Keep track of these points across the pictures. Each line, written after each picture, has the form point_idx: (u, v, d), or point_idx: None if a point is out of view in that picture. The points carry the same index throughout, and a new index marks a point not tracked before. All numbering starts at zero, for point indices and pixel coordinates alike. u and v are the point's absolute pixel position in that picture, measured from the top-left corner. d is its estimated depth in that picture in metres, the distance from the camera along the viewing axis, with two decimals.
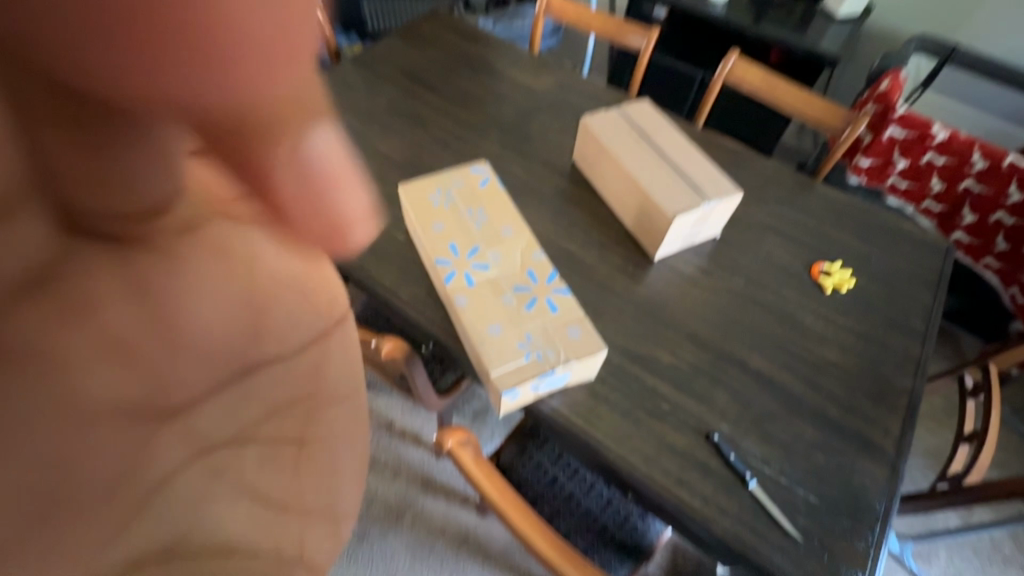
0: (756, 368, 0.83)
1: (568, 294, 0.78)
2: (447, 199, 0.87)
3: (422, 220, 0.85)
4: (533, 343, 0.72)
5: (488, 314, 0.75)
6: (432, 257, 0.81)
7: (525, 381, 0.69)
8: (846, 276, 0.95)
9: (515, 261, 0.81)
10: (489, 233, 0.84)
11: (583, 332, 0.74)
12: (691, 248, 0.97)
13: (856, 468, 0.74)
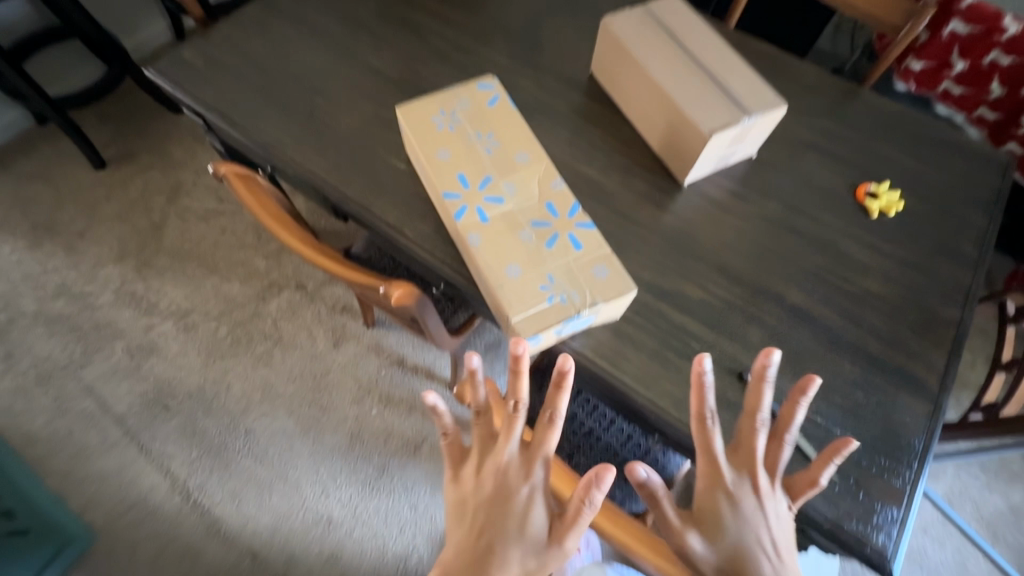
0: (793, 302, 0.77)
1: (592, 229, 0.70)
2: (453, 122, 0.77)
3: (426, 148, 0.75)
4: (557, 286, 0.66)
5: (505, 253, 0.68)
6: (439, 191, 0.72)
7: (548, 326, 0.63)
8: (895, 198, 0.86)
9: (533, 193, 0.73)
10: (502, 162, 0.75)
11: (610, 271, 0.67)
12: (725, 172, 0.88)
13: (896, 405, 0.71)
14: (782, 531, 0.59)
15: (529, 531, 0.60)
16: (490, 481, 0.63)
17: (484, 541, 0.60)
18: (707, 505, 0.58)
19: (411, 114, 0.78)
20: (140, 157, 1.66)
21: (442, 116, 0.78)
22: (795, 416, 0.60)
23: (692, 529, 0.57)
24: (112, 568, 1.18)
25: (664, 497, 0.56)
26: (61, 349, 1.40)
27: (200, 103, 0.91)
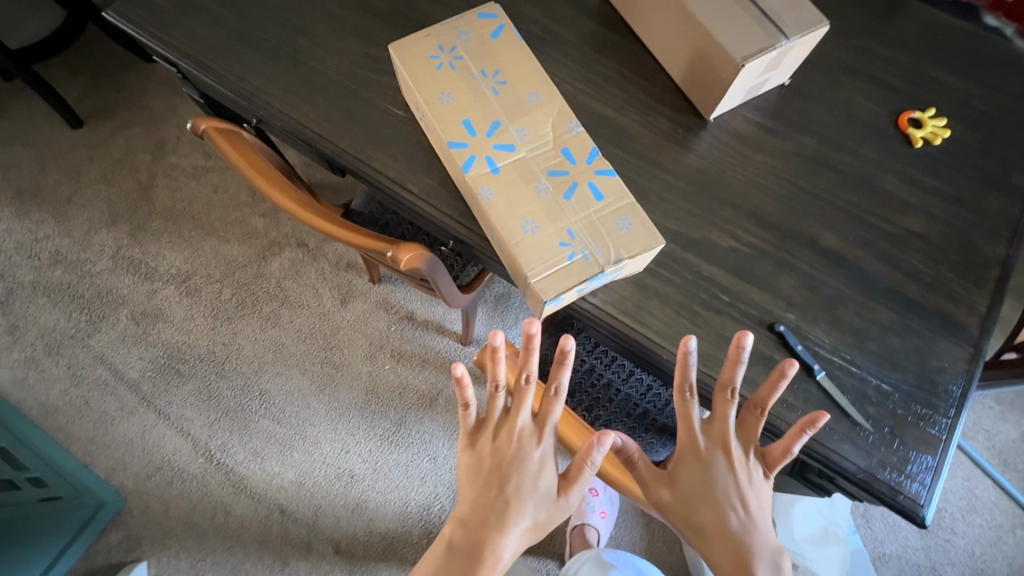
0: (828, 246, 0.72)
1: (614, 176, 0.64)
2: (454, 60, 0.69)
3: (426, 91, 0.67)
4: (578, 242, 0.61)
5: (521, 207, 0.62)
6: (443, 140, 0.65)
7: (571, 286, 0.59)
8: (941, 126, 0.79)
9: (547, 138, 0.66)
10: (511, 104, 0.67)
11: (635, 223, 0.62)
12: (754, 104, 0.80)
13: (934, 351, 0.68)
14: (759, 498, 0.62)
15: (542, 491, 0.62)
16: (506, 445, 0.64)
17: (500, 500, 0.62)
18: (681, 470, 0.63)
19: (407, 53, 0.69)
20: (118, 113, 1.56)
21: (441, 53, 0.69)
22: (778, 391, 0.60)
23: (665, 485, 0.63)
24: (148, 527, 1.21)
25: (639, 457, 0.64)
26: (65, 318, 1.38)
27: (171, 49, 0.82)
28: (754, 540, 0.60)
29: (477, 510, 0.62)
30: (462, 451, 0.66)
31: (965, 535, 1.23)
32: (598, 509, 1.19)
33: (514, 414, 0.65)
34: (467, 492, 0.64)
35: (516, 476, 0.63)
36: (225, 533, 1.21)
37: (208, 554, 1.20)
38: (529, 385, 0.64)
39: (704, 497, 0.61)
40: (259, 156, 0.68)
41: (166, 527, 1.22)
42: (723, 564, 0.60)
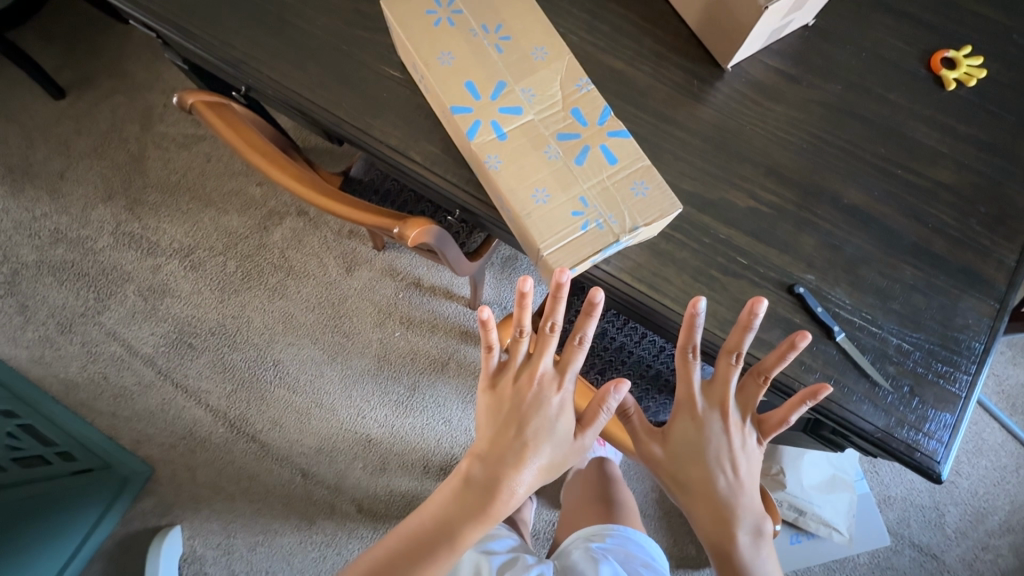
0: (851, 203, 0.69)
1: (628, 137, 0.61)
2: (453, 15, 0.64)
3: (424, 50, 0.63)
4: (592, 210, 0.58)
5: (531, 175, 0.59)
6: (445, 104, 0.61)
7: (586, 257, 0.57)
8: (976, 66, 0.73)
9: (555, 98, 0.62)
10: (516, 62, 0.63)
11: (651, 187, 0.60)
12: (775, 50, 0.74)
13: (959, 308, 0.66)
14: (749, 464, 0.64)
15: (560, 435, 0.64)
16: (526, 390, 0.64)
17: (518, 441, 0.63)
18: (676, 428, 0.65)
19: (400, 8, 0.64)
20: (101, 81, 1.49)
21: (439, 7, 0.64)
22: (783, 363, 0.60)
23: (657, 441, 0.65)
24: (178, 493, 1.25)
25: (634, 410, 0.67)
26: (74, 297, 1.37)
27: (148, 14, 0.76)
28: (738, 503, 0.63)
29: (496, 446, 0.63)
30: (482, 392, 0.67)
31: (969, 476, 1.25)
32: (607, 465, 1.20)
33: (537, 360, 0.65)
34: (484, 428, 0.65)
35: (536, 417, 0.63)
36: (251, 497, 1.25)
37: (238, 516, 1.24)
38: (554, 334, 0.63)
39: (695, 459, 0.63)
40: (254, 130, 0.64)
41: (194, 493, 1.25)
42: (703, 523, 0.63)
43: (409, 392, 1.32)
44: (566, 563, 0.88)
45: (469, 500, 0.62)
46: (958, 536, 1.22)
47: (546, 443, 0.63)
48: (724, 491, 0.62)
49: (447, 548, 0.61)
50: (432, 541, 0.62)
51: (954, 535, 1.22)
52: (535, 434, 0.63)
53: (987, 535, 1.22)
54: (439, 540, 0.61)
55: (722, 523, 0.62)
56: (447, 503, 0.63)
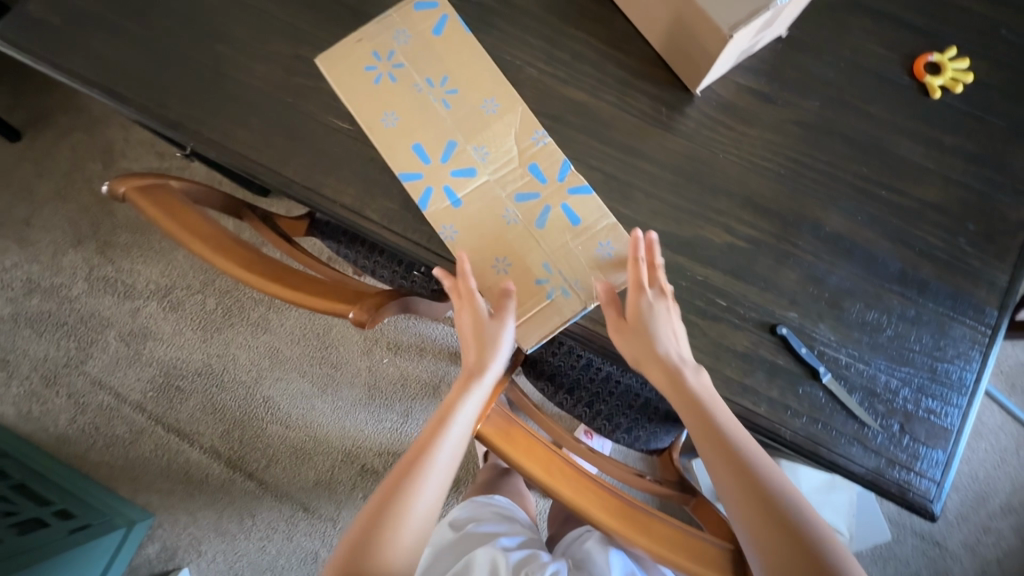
0: (833, 230, 0.65)
1: (591, 193, 0.65)
2: (394, 69, 0.69)
3: (371, 110, 0.68)
4: (555, 276, 0.63)
5: (491, 242, 0.64)
6: (396, 170, 0.66)
7: (550, 327, 0.62)
8: (962, 69, 0.69)
9: (511, 154, 0.67)
10: (463, 115, 0.68)
11: (616, 249, 0.64)
12: (748, 66, 0.69)
13: (948, 337, 0.63)
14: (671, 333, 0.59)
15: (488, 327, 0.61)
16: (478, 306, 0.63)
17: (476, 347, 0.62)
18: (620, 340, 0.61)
19: (341, 68, 0.69)
20: (57, 120, 1.44)
21: (379, 62, 0.70)
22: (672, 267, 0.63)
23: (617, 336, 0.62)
24: (181, 536, 1.26)
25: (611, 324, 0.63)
26: (55, 348, 1.35)
27: (76, 78, 0.71)
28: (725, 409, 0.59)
29: (521, 450, 0.57)
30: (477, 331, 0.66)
31: (969, 461, 1.25)
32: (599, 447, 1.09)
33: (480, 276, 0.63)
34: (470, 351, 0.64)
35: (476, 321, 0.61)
36: (254, 535, 1.25)
37: (242, 555, 1.24)
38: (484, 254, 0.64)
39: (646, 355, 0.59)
40: (198, 208, 0.60)
41: (198, 536, 1.25)
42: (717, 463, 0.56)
43: (402, 417, 1.31)
44: (580, 555, 0.79)
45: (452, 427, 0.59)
46: (959, 521, 1.22)
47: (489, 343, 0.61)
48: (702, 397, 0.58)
49: (435, 479, 0.58)
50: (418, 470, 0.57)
51: (956, 520, 1.22)
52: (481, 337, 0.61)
53: (988, 518, 1.23)
54: (424, 470, 0.57)
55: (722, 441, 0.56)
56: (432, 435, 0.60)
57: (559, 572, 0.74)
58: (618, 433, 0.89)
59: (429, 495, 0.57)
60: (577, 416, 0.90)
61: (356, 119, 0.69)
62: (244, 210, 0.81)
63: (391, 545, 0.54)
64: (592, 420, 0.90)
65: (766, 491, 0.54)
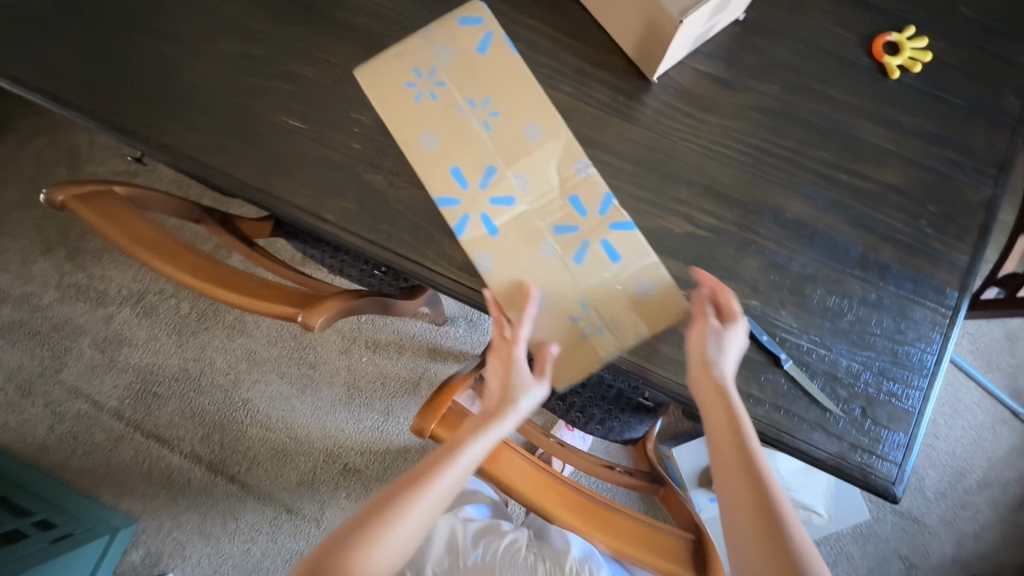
0: (794, 216, 0.65)
1: (632, 230, 0.64)
2: (436, 87, 0.67)
3: (408, 129, 0.67)
4: (591, 314, 0.62)
5: (526, 275, 0.63)
6: (432, 193, 0.65)
7: (585, 365, 0.61)
8: (922, 48, 0.68)
9: (551, 185, 0.65)
10: (505, 141, 0.66)
11: (656, 287, 0.63)
12: (705, 51, 0.68)
13: (910, 321, 0.63)
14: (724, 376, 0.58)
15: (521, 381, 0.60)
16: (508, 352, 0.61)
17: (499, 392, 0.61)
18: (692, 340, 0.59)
19: (382, 84, 0.68)
20: (19, 125, 1.41)
21: (420, 79, 0.68)
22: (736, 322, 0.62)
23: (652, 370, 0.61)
24: (166, 542, 1.25)
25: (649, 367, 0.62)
26: (30, 358, 1.33)
27: (17, 84, 0.69)
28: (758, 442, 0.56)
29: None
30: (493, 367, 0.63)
31: (946, 438, 1.26)
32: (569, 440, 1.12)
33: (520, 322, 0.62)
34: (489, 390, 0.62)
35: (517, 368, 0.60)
36: (239, 537, 1.25)
37: (228, 558, 1.24)
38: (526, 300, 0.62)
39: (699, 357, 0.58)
40: (140, 212, 0.58)
41: (183, 541, 1.25)
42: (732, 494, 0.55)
43: (383, 416, 1.30)
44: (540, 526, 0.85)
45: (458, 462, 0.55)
46: (938, 498, 1.24)
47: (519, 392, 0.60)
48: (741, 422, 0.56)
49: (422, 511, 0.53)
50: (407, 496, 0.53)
51: (934, 496, 1.24)
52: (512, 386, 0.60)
53: (966, 493, 1.24)
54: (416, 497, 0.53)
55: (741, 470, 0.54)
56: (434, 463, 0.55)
57: (519, 540, 0.79)
58: (592, 425, 0.88)
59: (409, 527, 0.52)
60: (551, 409, 0.90)
61: (309, 118, 0.67)
62: (200, 215, 0.79)
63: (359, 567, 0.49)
64: (565, 413, 0.89)
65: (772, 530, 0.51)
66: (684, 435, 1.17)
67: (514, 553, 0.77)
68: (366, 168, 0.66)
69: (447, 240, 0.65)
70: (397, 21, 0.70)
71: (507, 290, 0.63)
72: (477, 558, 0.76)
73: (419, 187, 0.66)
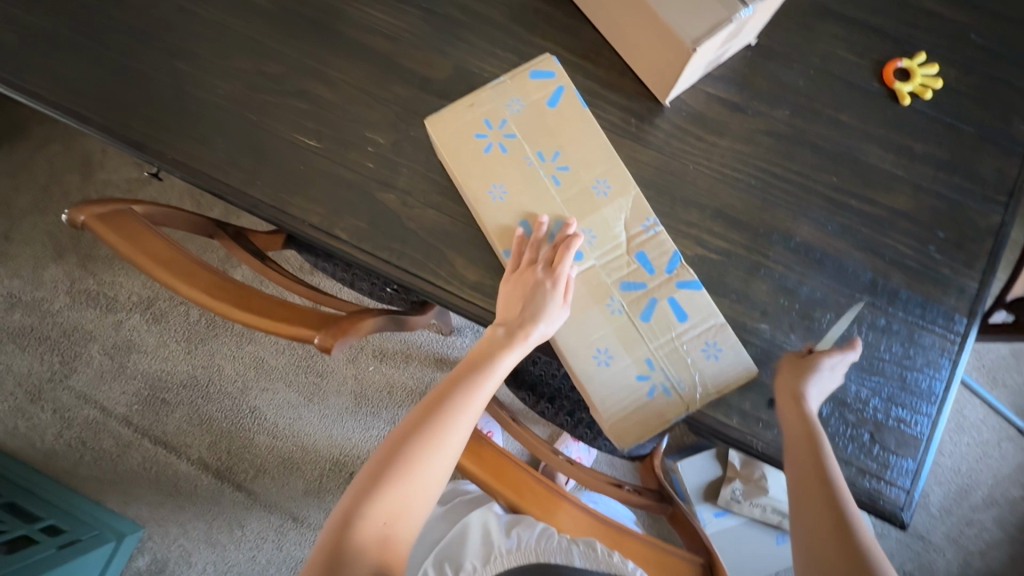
0: (803, 240, 0.65)
1: (699, 290, 0.62)
2: (505, 139, 0.64)
3: (475, 182, 0.64)
4: (658, 374, 0.60)
5: (592, 334, 0.61)
6: (501, 248, 0.62)
7: (650, 430, 0.59)
8: (932, 75, 0.69)
9: (619, 241, 0.63)
10: (574, 196, 0.64)
11: (724, 351, 0.61)
12: (717, 75, 0.69)
13: (919, 346, 0.63)
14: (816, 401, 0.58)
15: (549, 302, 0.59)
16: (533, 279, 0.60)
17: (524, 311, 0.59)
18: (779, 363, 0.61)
19: (452, 133, 0.65)
20: (33, 131, 1.42)
21: (490, 130, 0.65)
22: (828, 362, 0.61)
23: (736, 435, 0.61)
24: (171, 548, 1.25)
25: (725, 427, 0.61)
26: (39, 362, 1.34)
27: (35, 98, 0.70)
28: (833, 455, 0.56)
29: (490, 472, 0.59)
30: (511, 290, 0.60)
31: (951, 455, 1.26)
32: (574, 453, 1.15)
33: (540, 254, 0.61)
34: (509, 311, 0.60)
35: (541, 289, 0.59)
36: (244, 544, 1.25)
37: (233, 565, 1.24)
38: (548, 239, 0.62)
39: (791, 370, 0.60)
40: (161, 231, 0.59)
41: (188, 547, 1.25)
42: (809, 520, 0.55)
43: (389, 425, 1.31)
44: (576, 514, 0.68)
45: (488, 379, 0.60)
46: (942, 514, 1.24)
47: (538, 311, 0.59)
48: (829, 467, 0.55)
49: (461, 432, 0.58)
50: (442, 421, 0.57)
51: (939, 513, 1.24)
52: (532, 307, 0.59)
53: (971, 510, 1.24)
54: (452, 416, 0.58)
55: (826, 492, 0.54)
56: (463, 383, 0.60)
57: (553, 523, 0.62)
58: (600, 440, 0.90)
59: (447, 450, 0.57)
60: (560, 423, 0.91)
61: (324, 137, 0.68)
62: (214, 230, 0.81)
63: (402, 489, 0.54)
64: (574, 428, 0.91)
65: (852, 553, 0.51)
66: (691, 448, 1.17)
67: (549, 537, 0.60)
68: (379, 188, 0.67)
69: (458, 259, 0.65)
70: (412, 41, 0.71)
71: (574, 349, 0.60)
72: (511, 546, 0.60)
73: (432, 207, 0.67)
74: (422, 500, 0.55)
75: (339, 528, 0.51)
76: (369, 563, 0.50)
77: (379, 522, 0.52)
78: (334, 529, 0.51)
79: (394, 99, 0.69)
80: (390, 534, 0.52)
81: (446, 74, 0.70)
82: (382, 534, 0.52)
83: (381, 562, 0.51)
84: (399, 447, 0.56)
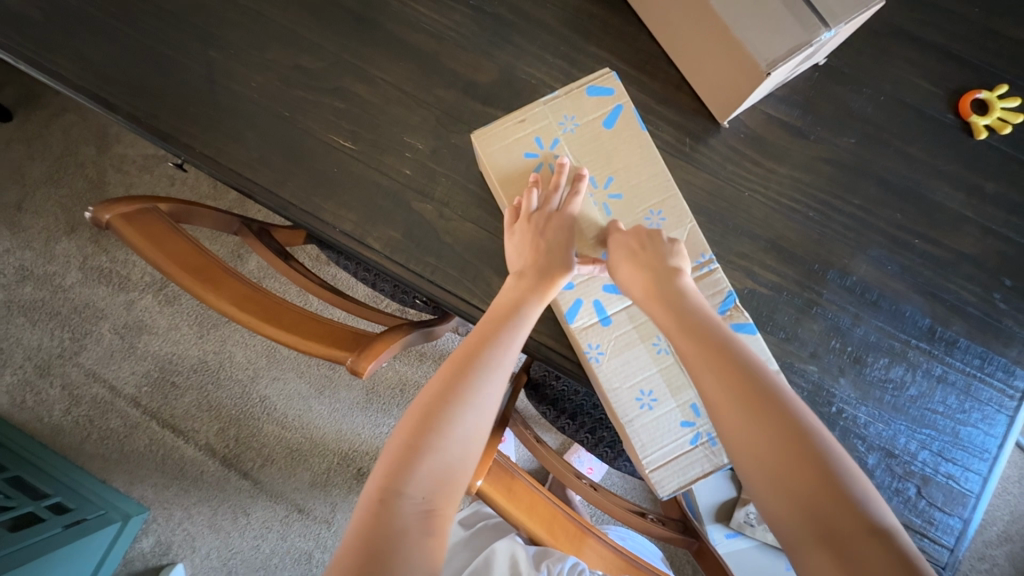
0: (860, 279, 0.62)
1: (754, 333, 0.59)
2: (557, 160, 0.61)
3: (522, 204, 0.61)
4: (703, 421, 0.58)
5: (636, 374, 0.58)
6: None
7: (690, 478, 0.57)
8: (1013, 109, 0.64)
9: None
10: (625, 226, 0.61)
11: None
12: (779, 95, 0.64)
13: (974, 399, 0.60)
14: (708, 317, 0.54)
15: (564, 251, 0.58)
16: (544, 226, 0.58)
17: (540, 260, 0.57)
18: (623, 270, 0.56)
19: (501, 147, 0.61)
20: (48, 99, 1.38)
21: (541, 149, 0.61)
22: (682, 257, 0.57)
23: None
24: (176, 532, 1.25)
25: None
26: (49, 338, 1.33)
27: (58, 80, 0.66)
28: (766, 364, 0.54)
29: (525, 510, 0.58)
30: (520, 237, 0.58)
31: None
32: (585, 465, 1.15)
33: (550, 203, 0.59)
34: (520, 261, 0.58)
35: (555, 237, 0.58)
36: (249, 532, 1.25)
37: (237, 552, 1.24)
38: (554, 183, 0.60)
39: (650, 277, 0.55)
40: (187, 234, 0.57)
41: (192, 532, 1.25)
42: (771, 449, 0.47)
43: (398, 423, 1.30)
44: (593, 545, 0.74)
45: (509, 337, 0.55)
46: None
47: (554, 259, 0.57)
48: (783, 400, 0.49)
49: (490, 395, 0.54)
50: (471, 384, 0.54)
51: None
52: (548, 254, 0.57)
53: (985, 545, 1.22)
54: (479, 378, 0.54)
55: (778, 422, 0.47)
56: (484, 345, 0.55)
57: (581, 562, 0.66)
58: (620, 460, 0.88)
59: (478, 418, 0.54)
60: (579, 440, 0.89)
61: (359, 139, 0.64)
62: (239, 226, 0.78)
63: (438, 466, 0.51)
64: (593, 446, 0.89)
65: (835, 483, 0.45)
66: None
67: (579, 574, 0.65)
68: (415, 197, 0.63)
69: (495, 278, 0.62)
70: (457, 40, 0.66)
71: (616, 387, 0.58)
72: None
73: (470, 221, 0.63)
74: (459, 472, 0.52)
75: (379, 512, 0.49)
76: (418, 543, 0.49)
77: (419, 500, 0.50)
78: (374, 514, 0.49)
79: (435, 102, 0.65)
80: (434, 511, 0.51)
81: (492, 79, 0.66)
82: (424, 511, 0.50)
83: (427, 542, 0.49)
84: (426, 423, 0.52)
